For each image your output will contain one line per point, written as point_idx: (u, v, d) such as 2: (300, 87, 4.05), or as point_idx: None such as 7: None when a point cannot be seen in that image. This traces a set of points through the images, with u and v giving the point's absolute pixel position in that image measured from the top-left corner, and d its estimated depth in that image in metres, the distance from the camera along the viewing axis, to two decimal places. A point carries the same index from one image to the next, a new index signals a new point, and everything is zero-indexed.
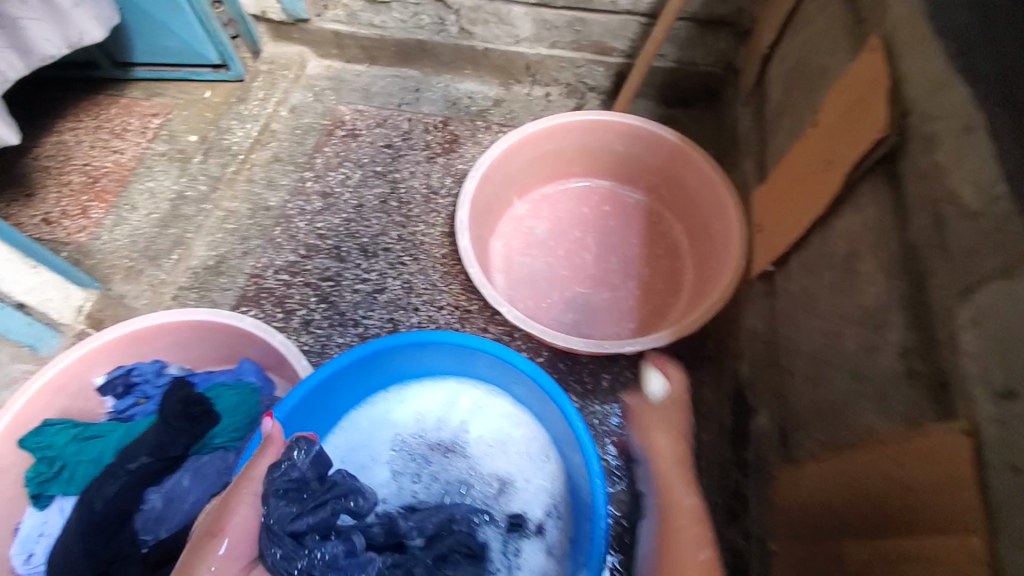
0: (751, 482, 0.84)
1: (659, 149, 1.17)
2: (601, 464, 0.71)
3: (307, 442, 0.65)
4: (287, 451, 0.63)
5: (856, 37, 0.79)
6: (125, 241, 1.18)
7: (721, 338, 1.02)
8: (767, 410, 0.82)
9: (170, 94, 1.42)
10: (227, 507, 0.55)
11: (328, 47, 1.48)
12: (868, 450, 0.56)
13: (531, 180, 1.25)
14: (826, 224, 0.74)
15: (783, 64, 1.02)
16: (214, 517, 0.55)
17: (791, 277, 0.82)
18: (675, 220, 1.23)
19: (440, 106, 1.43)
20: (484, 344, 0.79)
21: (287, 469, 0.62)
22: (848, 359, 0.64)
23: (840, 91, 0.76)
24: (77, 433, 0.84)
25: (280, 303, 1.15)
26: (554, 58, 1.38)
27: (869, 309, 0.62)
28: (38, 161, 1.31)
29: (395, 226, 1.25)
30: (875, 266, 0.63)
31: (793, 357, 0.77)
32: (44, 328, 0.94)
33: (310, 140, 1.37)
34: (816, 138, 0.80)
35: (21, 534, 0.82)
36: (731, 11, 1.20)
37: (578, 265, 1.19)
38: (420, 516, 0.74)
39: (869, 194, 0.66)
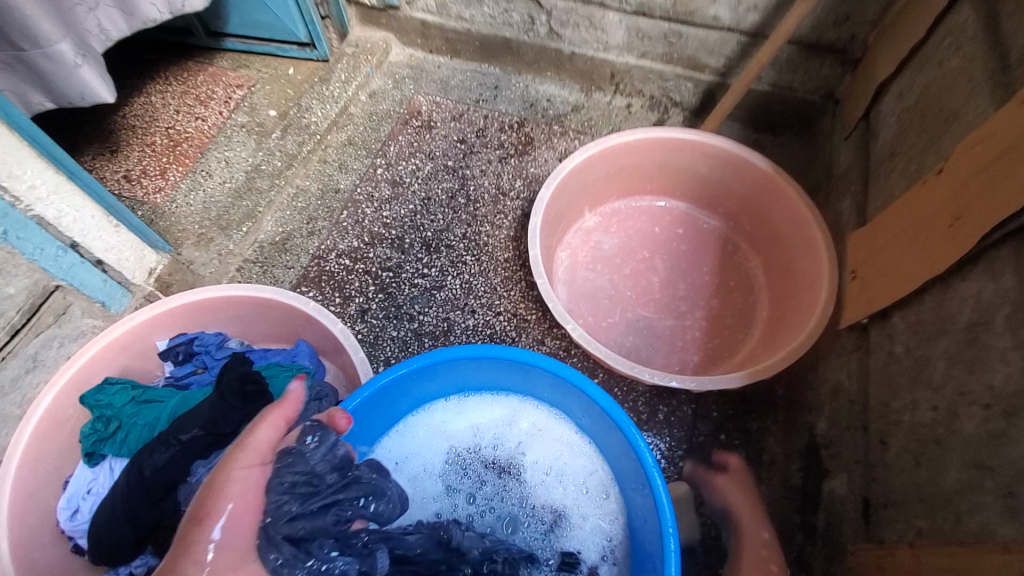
0: (818, 551, 0.77)
1: (746, 176, 1.10)
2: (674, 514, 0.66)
3: (323, 430, 0.62)
4: (300, 438, 0.60)
5: (1002, 81, 0.71)
6: (198, 207, 1.19)
7: (794, 386, 0.96)
8: (846, 476, 0.75)
9: (255, 67, 1.44)
10: (219, 488, 0.51)
11: (413, 36, 1.47)
12: (986, 554, 0.49)
13: (605, 193, 1.21)
14: (946, 285, 0.67)
15: (900, 101, 0.94)
16: (205, 497, 0.51)
17: (892, 335, 0.75)
18: (752, 252, 1.17)
19: (518, 106, 1.40)
20: (553, 366, 0.76)
21: (296, 460, 0.59)
22: (964, 442, 0.57)
23: (978, 140, 0.69)
24: (135, 396, 0.85)
25: (339, 288, 1.14)
26: (642, 69, 1.33)
27: (997, 390, 0.55)
28: (126, 120, 1.35)
29: (460, 224, 1.22)
30: (1010, 343, 0.55)
31: (888, 424, 0.70)
32: (117, 287, 0.92)
33: (384, 127, 1.37)
34: (941, 188, 0.73)
35: (70, 489, 0.81)
36: (842, 38, 1.12)
37: (644, 287, 1.14)
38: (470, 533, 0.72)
39: (1008, 260, 0.59)
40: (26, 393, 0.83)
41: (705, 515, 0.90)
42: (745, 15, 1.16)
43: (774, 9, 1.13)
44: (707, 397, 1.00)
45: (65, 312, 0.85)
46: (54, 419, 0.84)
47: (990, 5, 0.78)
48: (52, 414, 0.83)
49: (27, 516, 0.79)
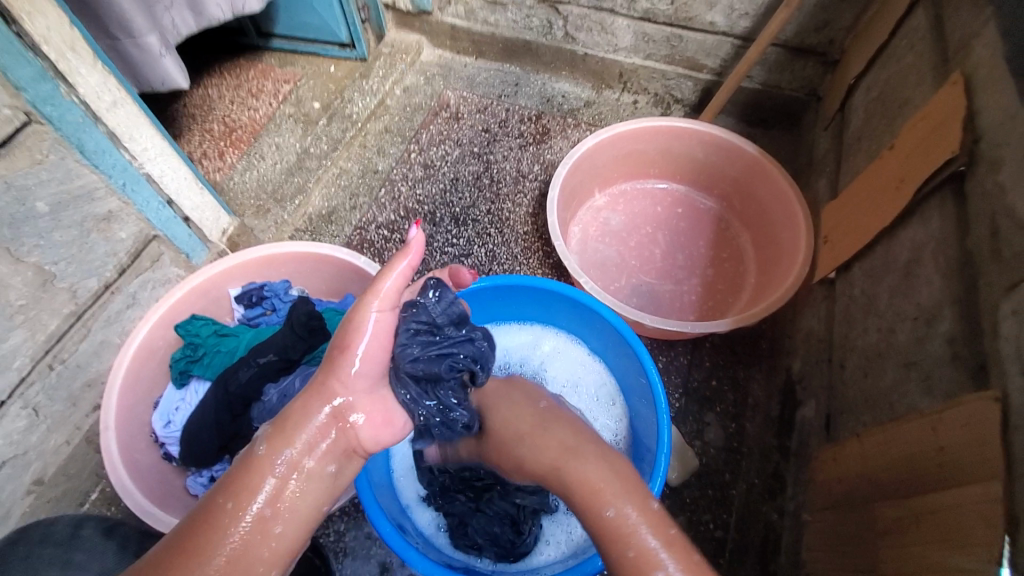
0: (791, 464, 0.91)
1: (737, 160, 1.26)
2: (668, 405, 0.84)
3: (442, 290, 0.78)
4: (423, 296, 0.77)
5: (941, 71, 0.86)
6: (252, 184, 1.33)
7: (777, 338, 1.11)
8: (814, 400, 0.90)
9: (300, 65, 1.60)
10: (359, 330, 0.68)
11: (442, 38, 1.64)
12: (907, 423, 0.64)
13: (613, 175, 1.36)
14: (893, 234, 0.82)
15: (868, 93, 1.09)
16: (347, 334, 0.67)
17: (853, 282, 0.90)
18: (743, 228, 1.32)
19: (536, 101, 1.57)
20: (575, 294, 0.95)
21: (419, 312, 0.75)
22: (899, 350, 0.72)
23: (921, 118, 0.84)
24: (217, 330, 1.03)
25: (379, 254, 1.30)
26: (647, 68, 1.50)
27: (924, 306, 0.70)
28: (186, 108, 1.50)
29: (485, 201, 1.38)
30: (934, 269, 0.70)
31: (847, 351, 0.84)
32: (198, 242, 1.09)
33: (417, 118, 1.53)
34: (893, 159, 0.88)
35: (162, 404, 0.99)
36: (823, 41, 1.28)
37: (648, 257, 1.30)
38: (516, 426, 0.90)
39: (936, 208, 0.74)
40: (126, 325, 0.99)
41: (698, 445, 1.04)
42: (738, 21, 1.32)
43: (763, 15, 1.29)
44: (701, 349, 1.14)
45: (158, 258, 1.01)
46: (147, 348, 0.99)
47: (937, 10, 0.93)
48: (146, 344, 0.98)
49: (128, 426, 0.94)
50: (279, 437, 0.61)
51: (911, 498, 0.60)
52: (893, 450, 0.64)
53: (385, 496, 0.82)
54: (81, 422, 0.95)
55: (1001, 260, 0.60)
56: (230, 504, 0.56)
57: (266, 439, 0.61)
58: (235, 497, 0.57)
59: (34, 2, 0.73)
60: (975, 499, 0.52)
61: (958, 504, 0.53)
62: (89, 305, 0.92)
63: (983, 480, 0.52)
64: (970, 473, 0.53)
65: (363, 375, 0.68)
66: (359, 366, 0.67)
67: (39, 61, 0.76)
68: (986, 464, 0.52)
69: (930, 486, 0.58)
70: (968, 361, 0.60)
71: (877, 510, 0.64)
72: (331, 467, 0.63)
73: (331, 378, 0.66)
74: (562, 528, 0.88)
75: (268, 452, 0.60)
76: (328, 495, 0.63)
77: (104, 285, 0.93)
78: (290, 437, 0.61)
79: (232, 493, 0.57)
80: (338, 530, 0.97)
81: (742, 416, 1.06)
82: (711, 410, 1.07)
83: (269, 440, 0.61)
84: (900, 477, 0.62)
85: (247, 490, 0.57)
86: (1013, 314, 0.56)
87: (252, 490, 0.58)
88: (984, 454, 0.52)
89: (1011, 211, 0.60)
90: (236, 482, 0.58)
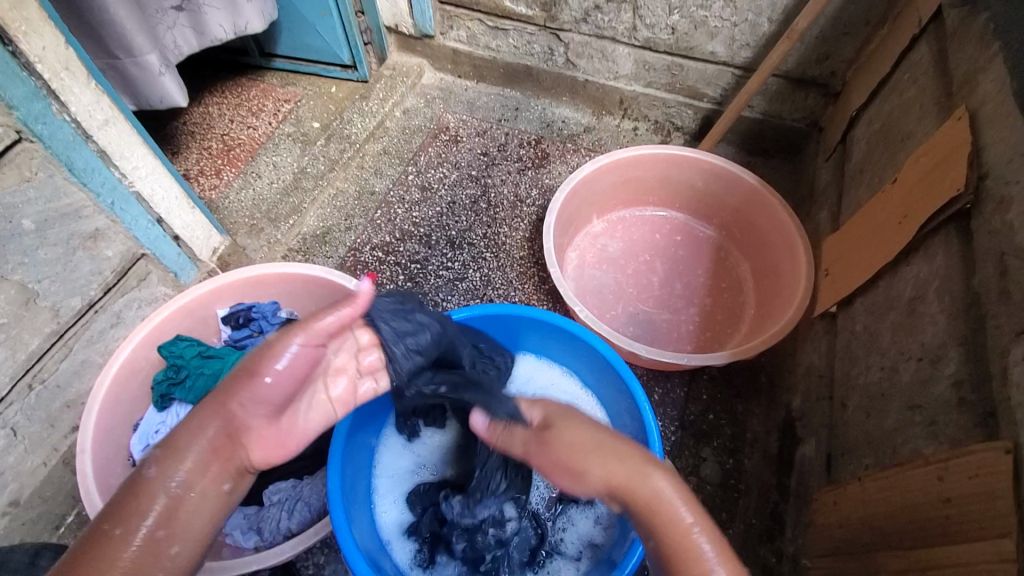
0: (790, 506, 0.88)
1: (738, 190, 1.25)
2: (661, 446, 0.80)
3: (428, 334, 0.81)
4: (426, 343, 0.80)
5: (944, 106, 0.85)
6: (248, 203, 1.31)
7: (775, 372, 1.08)
8: (814, 439, 0.87)
9: (301, 85, 1.60)
10: (275, 354, 0.69)
11: (444, 62, 1.65)
12: (909, 468, 0.61)
13: (612, 202, 1.35)
14: (895, 271, 0.80)
15: (869, 126, 1.09)
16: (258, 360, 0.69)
17: (854, 318, 0.87)
18: (742, 258, 1.30)
19: (536, 126, 1.57)
20: (570, 327, 0.93)
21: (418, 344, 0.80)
22: (903, 391, 0.69)
23: (924, 152, 0.82)
24: (201, 351, 1.00)
25: (373, 276, 1.28)
26: (648, 96, 1.50)
27: (928, 346, 0.68)
28: (186, 126, 1.50)
29: (482, 225, 1.37)
30: (938, 308, 0.68)
31: (848, 390, 0.82)
32: (187, 261, 1.08)
33: (416, 140, 1.53)
34: (894, 193, 0.87)
35: (141, 428, 0.96)
36: (824, 73, 1.28)
37: (645, 285, 1.28)
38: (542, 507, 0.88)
39: (939, 245, 0.72)
40: (109, 344, 0.96)
41: (694, 481, 1.01)
42: (738, 51, 1.32)
43: (764, 47, 1.30)
44: (698, 382, 1.12)
45: (145, 277, 0.99)
46: (130, 368, 0.96)
47: (939, 45, 0.93)
48: (129, 364, 0.95)
49: (104, 449, 0.91)
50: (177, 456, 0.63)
51: (916, 550, 0.57)
52: (893, 497, 0.62)
53: (363, 534, 0.78)
54: (58, 444, 0.90)
55: (1008, 302, 0.58)
56: (120, 529, 0.57)
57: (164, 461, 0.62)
58: (128, 514, 0.58)
59: (32, 22, 0.73)
60: (987, 555, 0.49)
61: (972, 562, 0.50)
62: (73, 324, 0.89)
63: (995, 537, 0.49)
64: (981, 528, 0.51)
65: (261, 402, 0.69)
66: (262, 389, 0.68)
67: (33, 79, 0.75)
68: (996, 519, 0.49)
69: (937, 537, 0.55)
70: (976, 407, 0.58)
71: (880, 562, 0.61)
72: (223, 485, 0.65)
73: (228, 402, 0.67)
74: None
75: (156, 473, 0.61)
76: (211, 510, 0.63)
77: (88, 304, 0.91)
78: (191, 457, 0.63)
79: (127, 513, 0.58)
80: (317, 563, 0.94)
81: (740, 452, 1.03)
82: (707, 445, 1.04)
83: (170, 457, 0.63)
84: (903, 527, 0.59)
85: (141, 510, 0.58)
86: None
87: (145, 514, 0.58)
88: (995, 508, 0.50)
89: (1020, 251, 0.58)
90: (124, 503, 0.59)
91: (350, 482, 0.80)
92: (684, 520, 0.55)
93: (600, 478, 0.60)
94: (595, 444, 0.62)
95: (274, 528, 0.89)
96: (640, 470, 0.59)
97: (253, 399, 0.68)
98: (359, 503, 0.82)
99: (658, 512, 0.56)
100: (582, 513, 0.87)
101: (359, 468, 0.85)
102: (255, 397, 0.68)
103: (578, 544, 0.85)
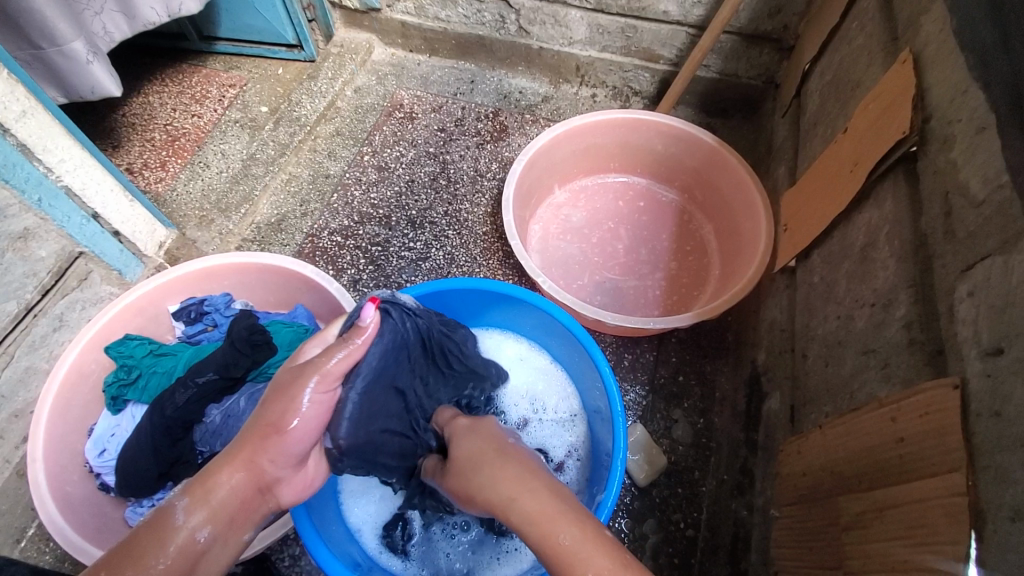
0: (758, 459, 0.89)
1: (697, 151, 1.23)
2: (624, 407, 0.81)
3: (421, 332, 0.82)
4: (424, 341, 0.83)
5: (890, 51, 0.85)
6: (198, 194, 1.26)
7: (741, 331, 1.09)
8: (779, 392, 0.87)
9: (246, 68, 1.52)
10: (293, 402, 0.65)
11: (394, 36, 1.59)
12: (866, 410, 0.62)
13: (573, 170, 1.33)
14: (849, 220, 0.80)
15: (821, 77, 1.08)
16: (278, 410, 0.64)
17: (812, 270, 0.88)
18: (705, 220, 1.30)
19: (492, 98, 1.53)
20: (536, 298, 0.91)
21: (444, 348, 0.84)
22: (859, 337, 0.70)
23: (872, 100, 0.82)
24: (153, 350, 0.97)
25: (333, 261, 1.25)
26: (604, 61, 1.47)
27: (880, 291, 0.68)
28: (125, 118, 1.41)
29: (443, 202, 1.34)
30: (888, 253, 0.68)
31: (808, 341, 0.82)
32: (132, 257, 1.04)
33: (369, 119, 1.48)
34: (845, 143, 0.86)
35: (95, 434, 0.93)
36: (776, 27, 1.26)
37: (610, 254, 1.27)
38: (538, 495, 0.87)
39: (889, 189, 0.72)
40: (53, 349, 0.92)
41: (666, 443, 1.02)
42: (691, 10, 1.30)
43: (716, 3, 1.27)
44: (667, 345, 1.12)
45: (87, 277, 0.95)
46: (79, 372, 0.92)
47: None
48: (78, 367, 0.92)
49: (58, 457, 0.88)
50: (206, 498, 0.60)
51: (874, 491, 0.57)
52: (852, 441, 0.62)
53: (327, 522, 0.77)
54: (10, 456, 0.87)
55: (953, 240, 0.59)
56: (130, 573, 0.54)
57: (191, 503, 0.59)
58: (136, 565, 0.55)
59: None
60: (937, 488, 0.50)
61: (923, 498, 0.51)
62: (10, 330, 0.85)
63: (945, 471, 0.50)
64: (931, 464, 0.51)
65: (290, 451, 0.65)
66: (291, 443, 0.65)
67: None
68: (946, 453, 0.50)
69: (892, 476, 0.56)
70: (925, 346, 0.58)
71: (841, 506, 0.62)
72: (244, 536, 0.63)
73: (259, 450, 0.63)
74: (516, 543, 0.82)
75: (184, 521, 0.58)
76: (223, 562, 0.61)
77: (25, 308, 0.87)
78: (214, 507, 0.60)
79: (134, 561, 0.55)
80: (293, 554, 0.92)
81: (710, 411, 1.04)
82: (678, 407, 1.05)
83: (193, 501, 0.59)
84: (863, 471, 0.59)
85: (154, 555, 0.56)
86: (968, 296, 0.54)
87: (157, 559, 0.56)
88: (944, 443, 0.50)
89: (964, 190, 0.59)
90: (142, 550, 0.56)
91: None
92: (557, 535, 0.50)
93: (487, 499, 0.56)
94: (493, 459, 0.60)
95: None
96: (520, 482, 0.55)
97: (283, 454, 0.65)
98: (323, 492, 0.80)
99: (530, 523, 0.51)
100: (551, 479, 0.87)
101: None
102: (283, 451, 0.65)
103: None
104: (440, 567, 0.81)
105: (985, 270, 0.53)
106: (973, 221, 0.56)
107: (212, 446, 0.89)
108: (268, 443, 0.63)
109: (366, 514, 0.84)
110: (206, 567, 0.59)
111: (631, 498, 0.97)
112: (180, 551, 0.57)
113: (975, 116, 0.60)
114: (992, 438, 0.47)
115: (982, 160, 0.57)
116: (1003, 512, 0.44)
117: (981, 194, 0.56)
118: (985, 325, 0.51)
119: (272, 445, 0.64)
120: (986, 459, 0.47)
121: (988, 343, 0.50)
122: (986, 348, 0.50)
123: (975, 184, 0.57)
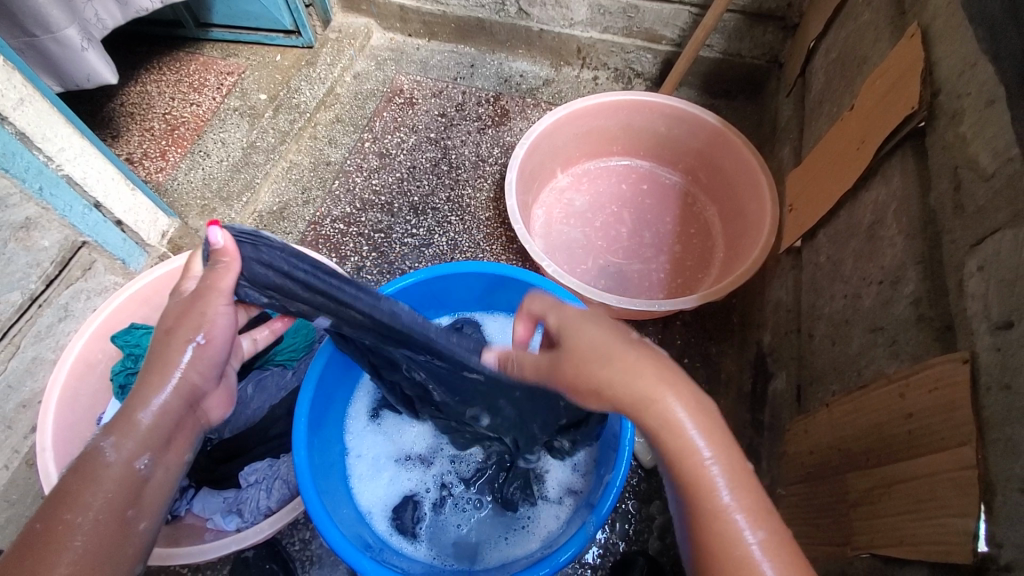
0: (764, 438, 0.89)
1: (701, 132, 1.22)
2: None
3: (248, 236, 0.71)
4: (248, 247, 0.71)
5: (898, 26, 0.83)
6: (199, 182, 1.26)
7: (746, 313, 1.09)
8: (785, 372, 0.87)
9: (244, 55, 1.51)
10: (198, 317, 0.66)
11: (392, 21, 1.57)
12: (875, 387, 0.61)
13: (576, 154, 1.32)
14: (856, 198, 0.79)
15: (827, 55, 1.06)
16: (188, 327, 0.66)
17: (818, 250, 0.87)
18: (709, 202, 1.29)
19: (493, 82, 1.51)
20: (541, 282, 0.90)
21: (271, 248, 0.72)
22: (866, 314, 0.70)
23: (880, 75, 0.81)
24: None
25: (336, 249, 1.25)
26: (606, 42, 1.45)
27: (888, 268, 0.68)
28: (123, 107, 1.40)
29: (445, 188, 1.33)
30: (896, 230, 0.68)
31: (815, 320, 0.82)
32: (135, 247, 1.03)
33: (369, 105, 1.47)
34: (852, 120, 0.85)
35: (104, 422, 0.93)
36: (780, 5, 1.25)
37: (613, 237, 1.26)
38: (549, 475, 0.87)
39: (897, 165, 0.71)
40: (60, 339, 0.92)
41: None
42: None
43: None
44: (671, 328, 1.11)
45: (90, 267, 0.95)
46: (86, 361, 0.93)
47: None
48: (84, 357, 0.92)
49: (68, 445, 0.89)
50: (132, 427, 0.60)
51: (882, 467, 0.58)
52: (861, 416, 0.62)
53: (337, 506, 0.77)
54: (19, 445, 0.88)
55: (962, 215, 0.58)
56: (70, 514, 0.55)
57: (116, 434, 0.59)
58: (75, 506, 0.55)
59: None
60: (947, 463, 0.50)
61: (932, 472, 0.51)
62: (16, 320, 0.86)
63: (955, 445, 0.50)
64: (941, 439, 0.51)
65: (209, 363, 0.67)
66: (212, 353, 0.67)
67: None
68: (956, 427, 0.50)
69: (901, 451, 0.56)
70: (933, 322, 0.58)
71: (849, 482, 0.62)
72: (181, 456, 0.65)
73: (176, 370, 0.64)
74: (524, 523, 0.83)
75: (117, 456, 0.58)
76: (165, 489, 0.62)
77: (30, 298, 0.87)
78: (143, 431, 0.61)
79: (71, 503, 0.55)
80: (303, 538, 0.94)
81: (715, 393, 1.04)
82: None
83: (120, 433, 0.59)
84: (872, 446, 0.59)
85: (90, 494, 0.56)
86: (978, 271, 0.54)
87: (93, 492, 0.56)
88: (953, 418, 0.50)
89: (973, 164, 0.58)
90: (79, 491, 0.56)
91: (318, 457, 0.79)
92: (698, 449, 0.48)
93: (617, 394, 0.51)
94: (620, 350, 0.52)
95: (254, 508, 0.89)
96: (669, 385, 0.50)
97: (207, 365, 0.67)
98: (331, 476, 0.80)
99: (671, 437, 0.48)
100: (559, 459, 0.87)
101: (329, 441, 0.84)
102: (206, 361, 0.67)
103: (558, 489, 0.85)
104: (451, 548, 0.82)
105: (996, 244, 0.53)
106: (983, 195, 0.56)
107: (221, 434, 0.93)
108: (187, 358, 0.65)
109: (375, 499, 0.84)
110: (150, 494, 0.60)
111: (637, 480, 0.98)
112: (115, 478, 0.58)
113: (985, 89, 0.59)
114: (1001, 411, 0.47)
115: (993, 133, 0.56)
116: (1012, 484, 0.44)
117: (991, 167, 0.56)
118: (994, 299, 0.51)
119: (193, 358, 0.66)
120: (995, 432, 0.47)
121: (998, 317, 0.50)
122: (996, 321, 0.50)
123: (986, 157, 0.56)
